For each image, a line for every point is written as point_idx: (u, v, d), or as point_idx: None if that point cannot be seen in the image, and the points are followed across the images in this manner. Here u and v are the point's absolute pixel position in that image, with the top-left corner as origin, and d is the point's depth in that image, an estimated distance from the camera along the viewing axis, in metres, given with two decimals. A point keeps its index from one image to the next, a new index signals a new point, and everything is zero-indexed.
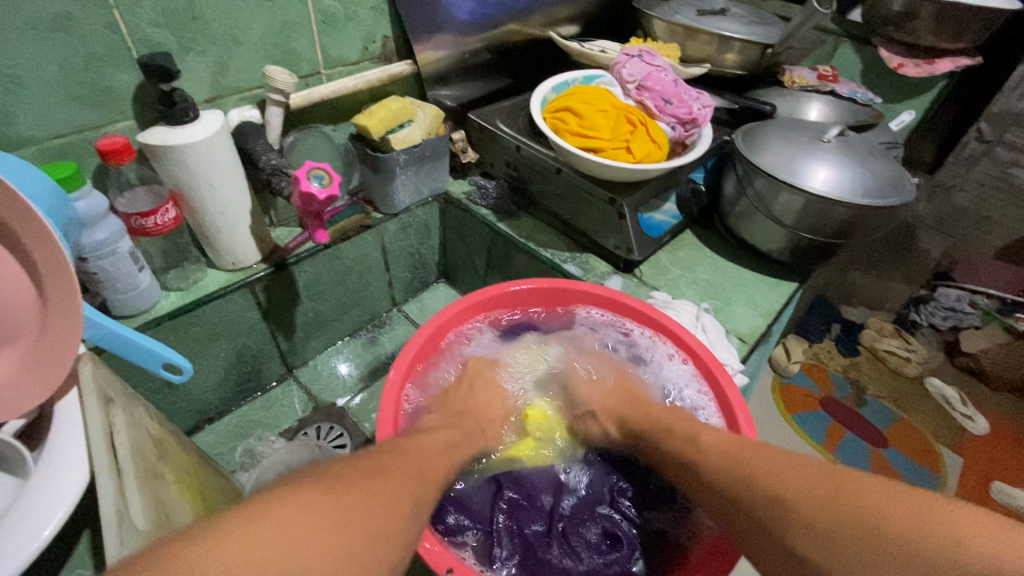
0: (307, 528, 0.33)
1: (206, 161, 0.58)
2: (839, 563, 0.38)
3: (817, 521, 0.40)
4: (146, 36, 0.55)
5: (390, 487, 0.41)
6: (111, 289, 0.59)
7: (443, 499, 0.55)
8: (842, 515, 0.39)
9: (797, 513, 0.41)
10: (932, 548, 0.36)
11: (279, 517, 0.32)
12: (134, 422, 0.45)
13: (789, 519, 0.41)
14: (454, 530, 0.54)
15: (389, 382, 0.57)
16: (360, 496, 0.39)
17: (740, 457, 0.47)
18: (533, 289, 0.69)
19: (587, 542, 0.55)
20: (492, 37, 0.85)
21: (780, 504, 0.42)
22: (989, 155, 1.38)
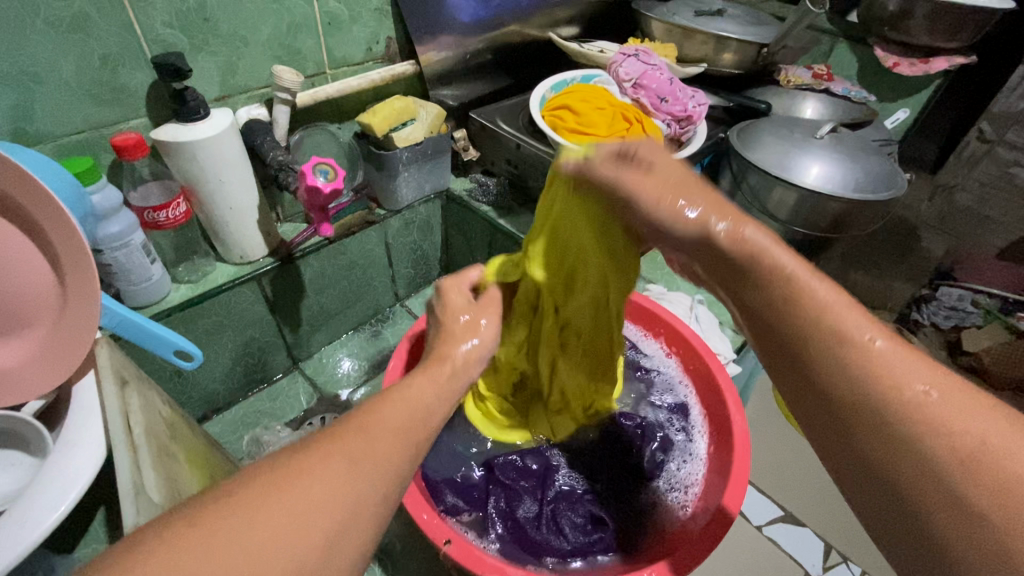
0: (238, 546, 0.26)
1: (216, 157, 0.61)
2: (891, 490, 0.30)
3: (944, 469, 0.28)
4: (159, 36, 0.57)
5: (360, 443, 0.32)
6: (125, 280, 0.61)
7: (439, 481, 0.58)
8: (964, 462, 0.28)
9: (905, 439, 0.30)
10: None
11: (222, 528, 0.26)
12: (148, 404, 0.48)
13: (891, 450, 0.30)
14: (452, 510, 0.57)
15: (391, 367, 0.61)
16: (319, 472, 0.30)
17: (844, 336, 0.33)
18: None
19: (574, 522, 0.55)
20: (493, 38, 0.87)
21: (883, 420, 0.30)
22: (990, 155, 1.46)
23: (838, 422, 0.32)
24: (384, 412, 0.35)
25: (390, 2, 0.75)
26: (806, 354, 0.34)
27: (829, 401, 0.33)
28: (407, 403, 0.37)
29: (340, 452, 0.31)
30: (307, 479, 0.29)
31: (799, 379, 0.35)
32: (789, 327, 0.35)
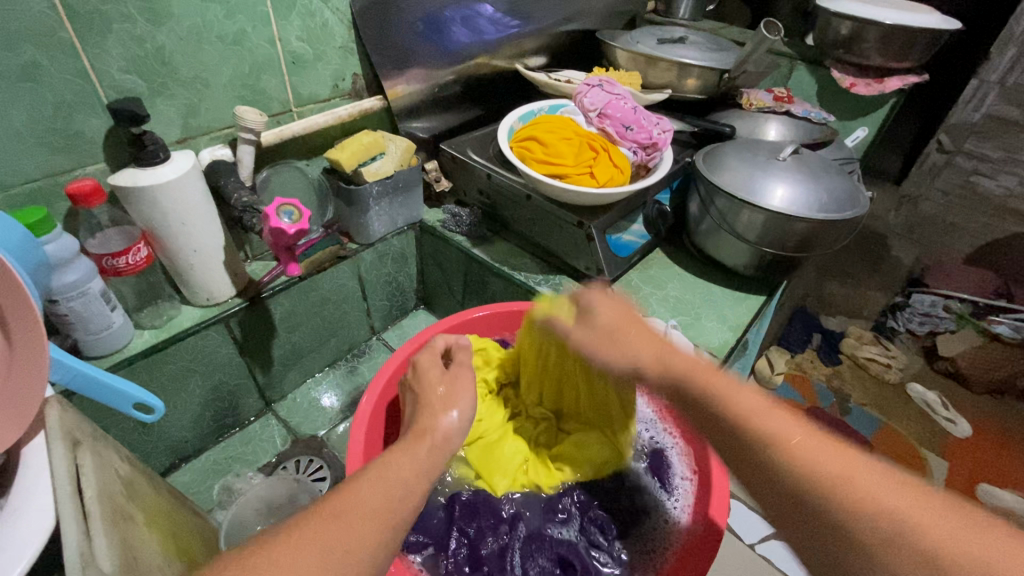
0: None
1: (177, 200, 0.59)
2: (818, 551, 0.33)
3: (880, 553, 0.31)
4: (115, 81, 0.56)
5: (320, 542, 0.34)
6: (82, 330, 0.59)
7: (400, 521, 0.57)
8: (825, 495, 0.33)
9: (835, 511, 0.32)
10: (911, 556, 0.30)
11: None
12: (103, 464, 0.45)
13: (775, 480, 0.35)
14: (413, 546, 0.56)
15: (360, 412, 0.58)
16: (313, 548, 0.34)
17: (732, 397, 0.39)
18: (495, 312, 0.71)
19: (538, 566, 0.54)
20: (462, 71, 0.88)
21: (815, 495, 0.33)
22: (950, 164, 1.58)
23: (792, 496, 0.34)
24: (361, 494, 0.38)
25: (355, 40, 0.75)
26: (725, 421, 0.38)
27: (773, 488, 0.35)
28: (384, 483, 0.40)
29: (315, 544, 0.34)
30: (314, 547, 0.34)
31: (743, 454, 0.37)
32: (743, 435, 0.37)
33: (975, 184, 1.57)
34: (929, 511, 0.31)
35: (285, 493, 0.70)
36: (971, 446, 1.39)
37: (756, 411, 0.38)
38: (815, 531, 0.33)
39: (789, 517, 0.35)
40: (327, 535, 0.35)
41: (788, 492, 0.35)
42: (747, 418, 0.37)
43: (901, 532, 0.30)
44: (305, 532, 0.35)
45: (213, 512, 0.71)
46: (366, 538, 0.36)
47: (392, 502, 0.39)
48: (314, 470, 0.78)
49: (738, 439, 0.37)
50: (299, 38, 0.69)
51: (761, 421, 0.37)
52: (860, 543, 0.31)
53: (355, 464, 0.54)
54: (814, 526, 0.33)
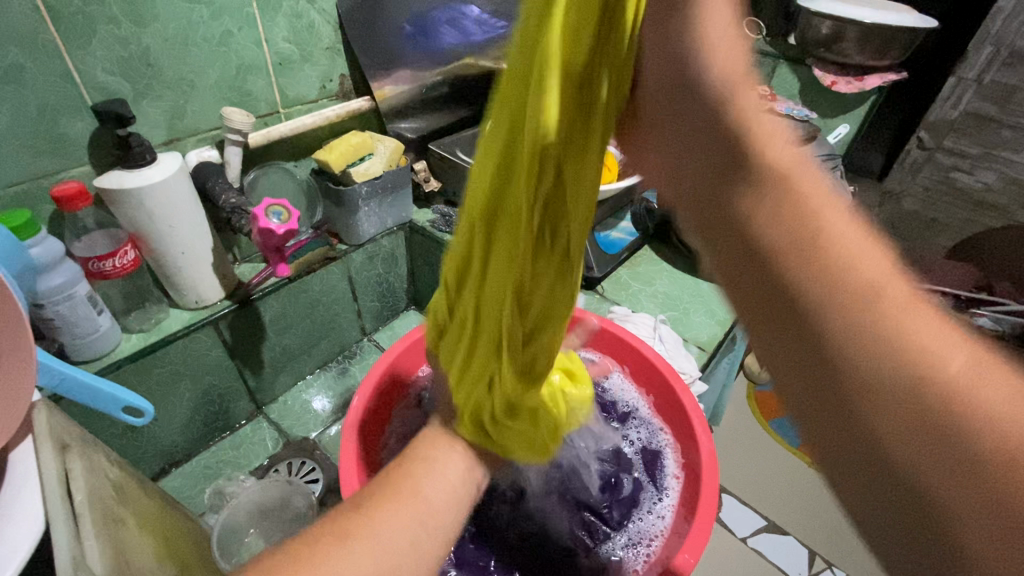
0: None
1: (166, 202, 0.59)
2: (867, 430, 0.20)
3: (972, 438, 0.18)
4: (101, 84, 0.56)
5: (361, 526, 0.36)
6: (69, 334, 0.58)
7: None
8: (878, 361, 0.20)
9: (919, 389, 0.19)
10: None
11: None
12: (93, 468, 0.45)
13: (814, 317, 0.22)
14: None
15: (351, 414, 0.58)
16: (351, 549, 0.34)
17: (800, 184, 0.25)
18: None
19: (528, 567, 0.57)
20: (450, 72, 0.89)
21: (876, 362, 0.20)
22: (931, 161, 1.58)
23: (833, 322, 0.22)
24: (396, 485, 0.40)
25: (342, 41, 0.76)
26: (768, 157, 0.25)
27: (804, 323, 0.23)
28: (415, 473, 0.42)
29: (352, 527, 0.36)
30: (352, 544, 0.35)
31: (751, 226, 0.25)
32: (791, 242, 0.23)
33: (954, 179, 1.59)
34: None
35: (278, 495, 0.70)
36: None
37: (851, 245, 0.23)
38: (859, 394, 0.21)
39: (843, 395, 0.21)
40: (360, 531, 0.36)
41: (832, 352, 0.21)
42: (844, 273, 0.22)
43: (1008, 429, 0.17)
44: (338, 530, 0.36)
45: (204, 517, 0.71)
46: (399, 535, 0.36)
47: (434, 503, 0.40)
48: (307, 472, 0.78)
49: (782, 257, 0.24)
50: (286, 39, 0.69)
51: (844, 232, 0.23)
52: (927, 432, 0.19)
53: (349, 459, 0.54)
54: (870, 408, 0.20)
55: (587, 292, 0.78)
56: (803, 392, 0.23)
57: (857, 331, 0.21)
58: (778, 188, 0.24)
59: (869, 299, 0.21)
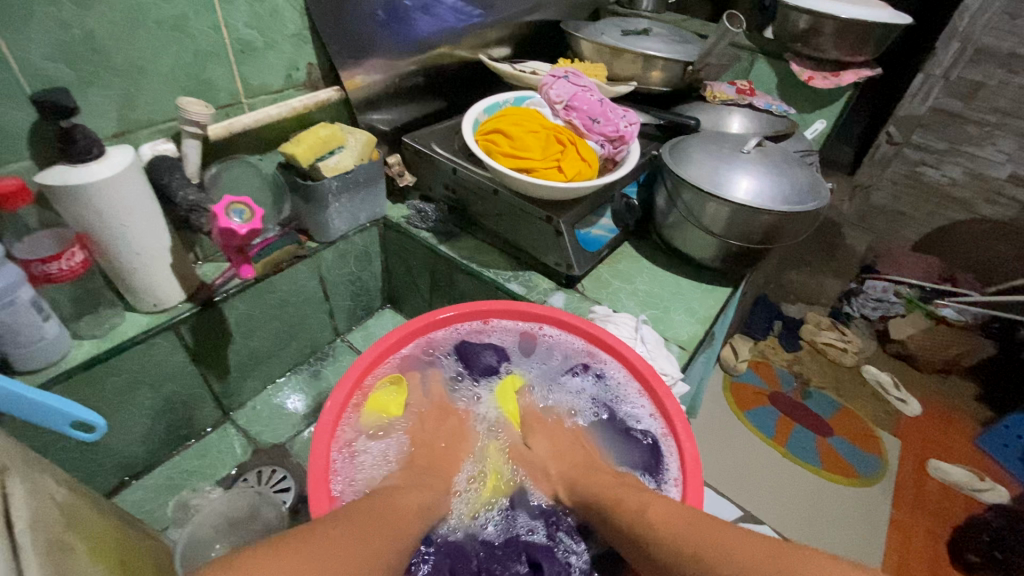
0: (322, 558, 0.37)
1: (116, 199, 0.55)
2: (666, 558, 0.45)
3: (674, 544, 0.45)
4: (40, 70, 0.51)
5: (388, 526, 0.45)
6: (11, 344, 0.54)
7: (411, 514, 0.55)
8: (629, 523, 0.49)
9: (671, 550, 0.45)
10: (700, 559, 0.43)
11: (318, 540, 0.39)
12: (36, 491, 0.41)
13: (646, 541, 0.47)
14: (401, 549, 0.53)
15: (322, 423, 0.55)
16: (372, 527, 0.44)
17: (626, 502, 0.50)
18: (460, 314, 0.67)
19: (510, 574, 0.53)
20: (423, 61, 0.85)
21: (671, 554, 0.45)
22: (899, 156, 1.63)
23: (627, 539, 0.49)
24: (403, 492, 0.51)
25: (309, 27, 0.71)
26: (635, 525, 0.48)
27: (652, 557, 0.46)
28: (416, 492, 0.52)
29: (379, 524, 0.45)
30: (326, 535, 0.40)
31: (644, 555, 0.47)
32: (617, 508, 0.51)
33: (921, 174, 1.63)
34: (699, 532, 0.45)
35: (247, 506, 0.67)
36: (919, 425, 1.47)
37: (619, 485, 0.53)
38: (628, 534, 0.49)
39: (629, 541, 0.48)
40: (393, 510, 0.47)
41: (636, 534, 0.48)
42: (628, 508, 0.50)
43: (676, 540, 0.45)
44: (363, 512, 0.45)
45: (168, 531, 0.67)
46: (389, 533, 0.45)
47: (415, 503, 0.51)
48: (278, 480, 0.74)
49: (606, 477, 0.55)
50: (248, 25, 0.65)
51: (622, 493, 0.52)
52: (635, 540, 0.48)
53: (319, 483, 0.50)
54: (642, 535, 0.47)
55: (567, 291, 0.77)
56: (612, 533, 0.51)
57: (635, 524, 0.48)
58: (611, 501, 0.52)
59: (637, 498, 0.50)
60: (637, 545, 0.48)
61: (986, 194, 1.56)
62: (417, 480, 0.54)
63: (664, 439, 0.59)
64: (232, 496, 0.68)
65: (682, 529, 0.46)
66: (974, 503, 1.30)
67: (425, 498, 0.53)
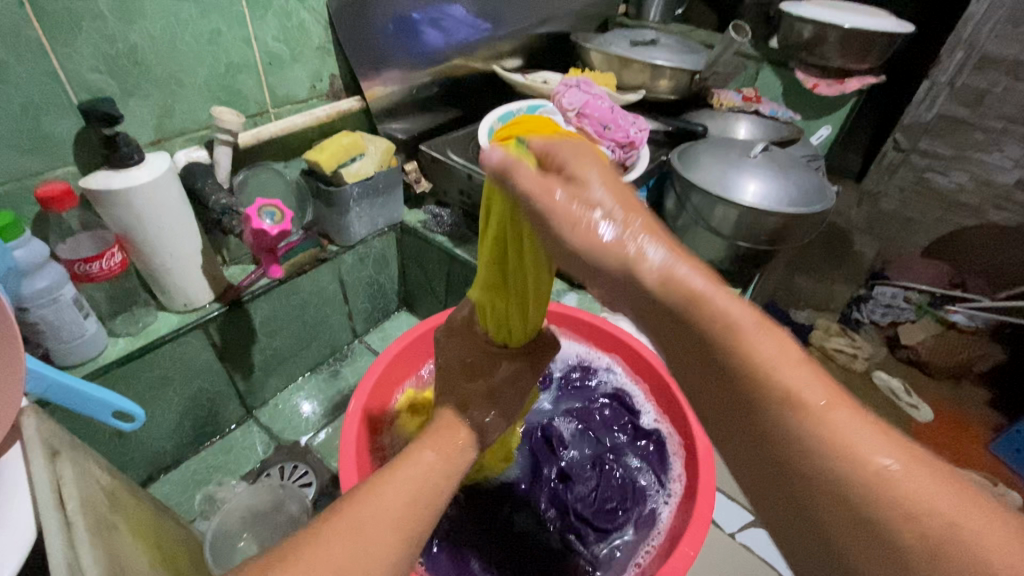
0: None
1: (153, 202, 0.58)
2: (786, 448, 0.28)
3: (815, 437, 0.27)
4: (86, 82, 0.55)
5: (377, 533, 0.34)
6: (53, 339, 0.57)
7: None
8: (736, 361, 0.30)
9: (813, 438, 0.27)
10: (858, 473, 0.26)
11: None
12: (83, 474, 0.44)
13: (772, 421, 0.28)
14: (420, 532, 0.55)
15: (350, 411, 0.57)
16: (353, 541, 0.33)
17: (751, 343, 0.29)
18: None
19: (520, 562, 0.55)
20: (439, 72, 0.89)
21: (808, 442, 0.27)
22: (906, 162, 1.64)
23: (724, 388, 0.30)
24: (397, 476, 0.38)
25: (332, 40, 0.75)
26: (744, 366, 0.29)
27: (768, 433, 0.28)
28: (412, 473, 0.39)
29: (363, 528, 0.34)
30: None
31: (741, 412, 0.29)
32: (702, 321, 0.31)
33: (928, 180, 1.64)
34: (869, 439, 0.27)
35: (271, 499, 0.69)
36: (931, 431, 1.46)
37: (741, 325, 0.30)
38: (733, 377, 0.30)
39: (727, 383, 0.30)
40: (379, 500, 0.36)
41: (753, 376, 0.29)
42: (742, 340, 0.30)
43: (827, 432, 0.27)
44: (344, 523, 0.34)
45: (195, 523, 0.70)
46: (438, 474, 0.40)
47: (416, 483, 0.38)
48: (299, 476, 0.76)
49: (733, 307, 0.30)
50: (276, 38, 0.68)
51: (767, 353, 0.29)
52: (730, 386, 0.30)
53: (348, 466, 0.52)
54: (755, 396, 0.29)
55: (580, 292, 0.79)
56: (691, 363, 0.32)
57: (694, 329, 0.31)
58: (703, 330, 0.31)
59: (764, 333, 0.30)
60: (742, 407, 0.29)
61: (994, 200, 1.56)
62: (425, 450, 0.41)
63: (671, 437, 0.61)
64: (256, 489, 0.70)
65: (830, 424, 0.27)
66: None
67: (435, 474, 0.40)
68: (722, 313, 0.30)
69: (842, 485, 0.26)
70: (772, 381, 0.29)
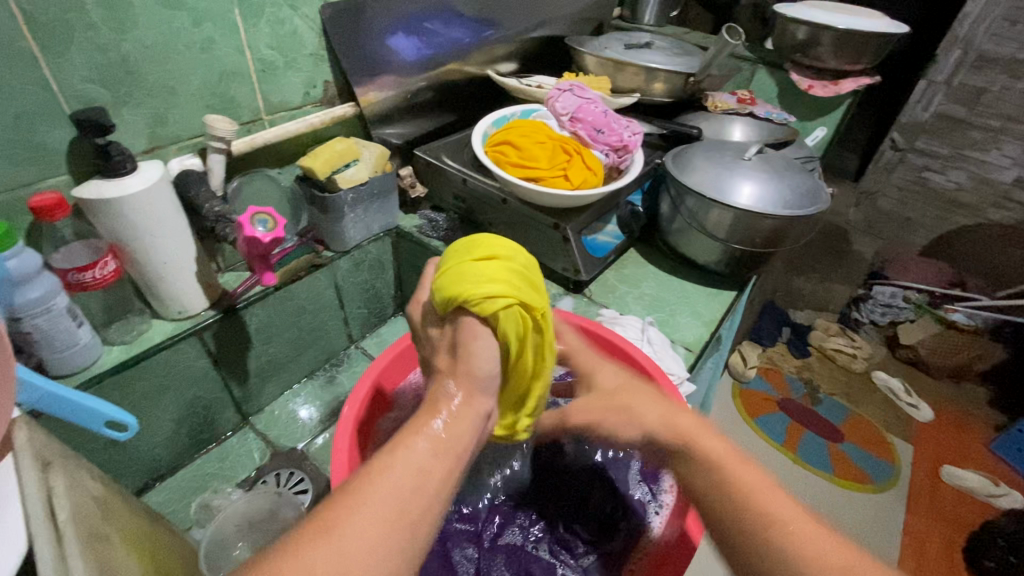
0: None
1: (146, 211, 0.58)
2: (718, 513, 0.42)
3: (735, 489, 0.42)
4: (79, 91, 0.55)
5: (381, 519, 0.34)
6: (47, 348, 0.57)
7: None
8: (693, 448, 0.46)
9: (736, 496, 0.41)
10: (757, 517, 0.40)
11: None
12: (75, 485, 0.44)
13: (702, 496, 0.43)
14: None
15: (343, 419, 0.56)
16: (350, 531, 0.32)
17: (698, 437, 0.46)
18: None
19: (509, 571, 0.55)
20: (434, 77, 0.89)
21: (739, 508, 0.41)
22: (904, 162, 1.64)
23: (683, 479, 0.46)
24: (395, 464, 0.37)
25: (325, 47, 0.75)
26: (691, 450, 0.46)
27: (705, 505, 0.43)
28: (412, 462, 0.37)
29: (361, 516, 0.33)
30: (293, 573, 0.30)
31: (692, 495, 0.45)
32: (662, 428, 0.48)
33: (926, 179, 1.63)
34: (769, 495, 0.41)
35: (267, 507, 0.68)
36: (931, 430, 1.46)
37: (701, 437, 0.47)
38: (684, 469, 0.46)
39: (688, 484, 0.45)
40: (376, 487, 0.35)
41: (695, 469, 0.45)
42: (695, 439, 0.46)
43: (738, 489, 0.42)
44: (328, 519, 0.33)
45: (191, 531, 0.69)
46: (440, 462, 0.39)
47: (419, 473, 0.37)
48: (295, 482, 0.76)
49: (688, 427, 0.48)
50: (269, 46, 0.68)
51: (705, 443, 0.46)
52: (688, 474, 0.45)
53: (341, 468, 0.51)
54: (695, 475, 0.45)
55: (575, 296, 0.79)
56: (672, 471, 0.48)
57: (692, 457, 0.46)
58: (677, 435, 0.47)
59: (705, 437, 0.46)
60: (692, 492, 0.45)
61: (993, 198, 1.56)
62: (427, 440, 0.39)
63: None
64: (252, 497, 0.70)
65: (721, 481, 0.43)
66: (990, 509, 1.28)
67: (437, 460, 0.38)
68: (690, 436, 0.47)
69: (745, 527, 0.40)
70: (738, 484, 0.42)
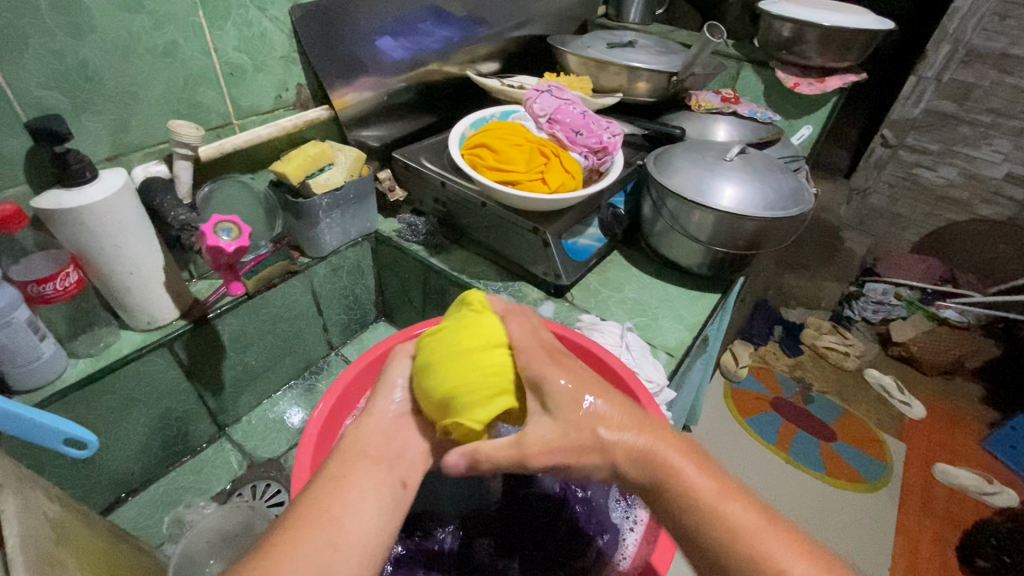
0: None
1: (108, 221, 0.56)
2: None
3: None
4: (35, 98, 0.53)
5: (318, 549, 0.34)
6: (7, 363, 0.55)
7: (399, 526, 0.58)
8: (707, 524, 0.36)
9: None
10: None
11: None
12: (27, 508, 0.42)
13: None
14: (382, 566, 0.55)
15: (305, 437, 0.54)
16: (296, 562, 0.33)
17: (694, 488, 0.37)
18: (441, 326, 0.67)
19: None
20: (412, 78, 0.87)
21: None
22: (895, 158, 1.63)
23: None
24: (341, 497, 0.38)
25: (297, 49, 0.73)
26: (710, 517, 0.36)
27: None
28: (344, 493, 0.39)
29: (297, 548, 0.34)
30: None
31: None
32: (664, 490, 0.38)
33: (917, 175, 1.63)
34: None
35: (241, 521, 0.67)
36: (923, 428, 1.45)
37: (712, 503, 0.37)
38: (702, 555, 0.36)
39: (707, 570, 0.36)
40: (333, 506, 0.37)
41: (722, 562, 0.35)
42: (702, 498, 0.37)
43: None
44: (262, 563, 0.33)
45: (163, 546, 0.68)
46: (379, 490, 0.40)
47: (349, 521, 0.37)
48: (272, 494, 0.75)
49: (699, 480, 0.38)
50: (237, 48, 0.67)
51: (727, 512, 0.36)
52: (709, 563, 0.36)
53: (299, 494, 0.49)
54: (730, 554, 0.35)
55: (556, 300, 0.77)
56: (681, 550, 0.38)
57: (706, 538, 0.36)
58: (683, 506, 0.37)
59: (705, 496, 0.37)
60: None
61: (982, 194, 1.55)
62: (366, 476, 0.41)
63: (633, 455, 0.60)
64: (227, 510, 0.68)
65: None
66: (983, 507, 1.28)
67: (375, 488, 0.40)
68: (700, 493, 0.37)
69: None
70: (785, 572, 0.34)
